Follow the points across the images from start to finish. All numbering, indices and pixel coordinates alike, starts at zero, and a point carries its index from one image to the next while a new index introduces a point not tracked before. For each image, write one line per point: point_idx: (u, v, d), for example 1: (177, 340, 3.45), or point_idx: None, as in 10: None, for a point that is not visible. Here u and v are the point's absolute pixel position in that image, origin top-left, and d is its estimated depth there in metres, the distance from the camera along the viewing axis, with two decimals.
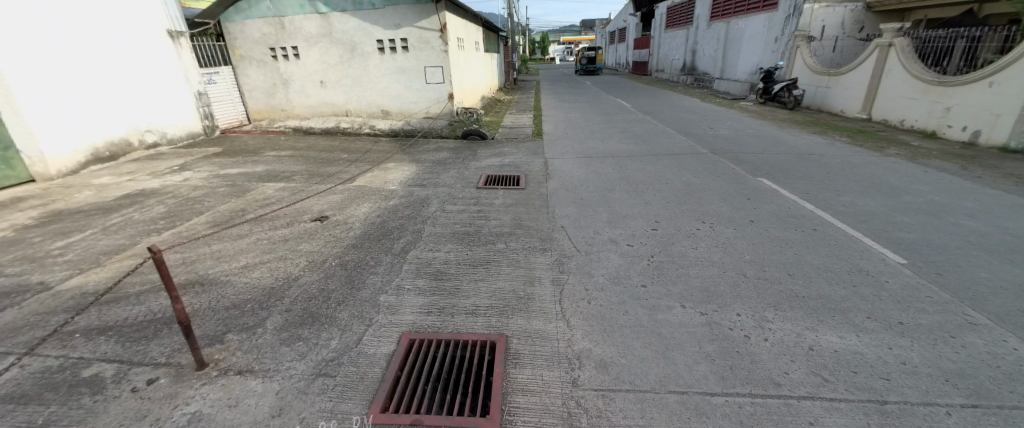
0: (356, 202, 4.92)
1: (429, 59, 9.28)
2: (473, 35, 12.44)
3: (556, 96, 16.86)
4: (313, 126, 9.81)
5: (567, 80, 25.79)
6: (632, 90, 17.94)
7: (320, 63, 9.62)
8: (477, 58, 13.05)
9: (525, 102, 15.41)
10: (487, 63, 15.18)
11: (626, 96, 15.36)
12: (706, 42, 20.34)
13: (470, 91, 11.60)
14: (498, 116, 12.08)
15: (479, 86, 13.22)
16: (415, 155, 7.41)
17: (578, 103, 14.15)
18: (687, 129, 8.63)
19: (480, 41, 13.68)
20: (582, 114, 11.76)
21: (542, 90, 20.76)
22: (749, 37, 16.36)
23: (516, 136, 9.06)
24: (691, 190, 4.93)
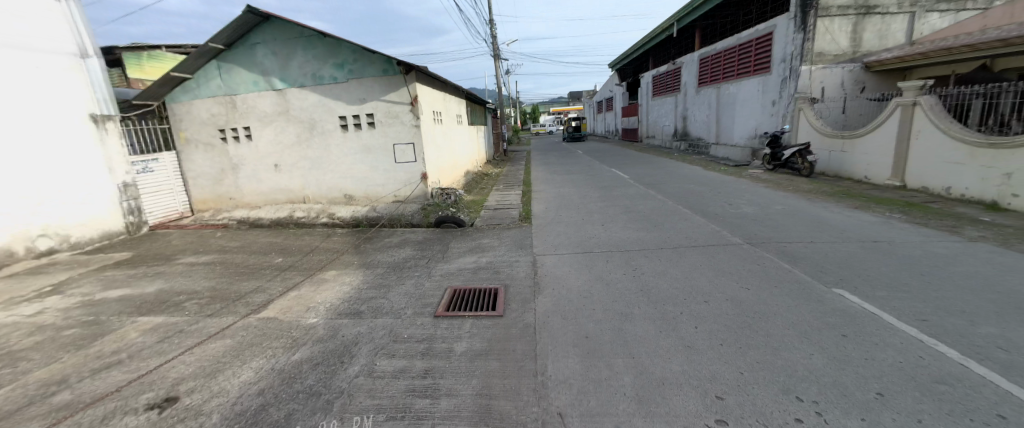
0: (243, 357, 3.27)
1: (398, 135, 8.01)
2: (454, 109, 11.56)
3: (547, 168, 15.79)
4: (262, 216, 8.35)
5: (558, 149, 25.18)
6: (626, 158, 16.99)
7: (274, 144, 8.42)
8: (458, 132, 12.04)
9: (514, 176, 14.27)
10: (471, 136, 14.31)
11: (620, 165, 14.30)
12: (696, 108, 20.17)
13: (449, 168, 10.35)
14: (483, 194, 10.78)
15: (461, 161, 12.08)
16: (368, 255, 5.85)
17: (571, 175, 12.99)
18: (702, 207, 7.24)
19: (462, 113, 12.82)
20: (576, 189, 10.49)
21: (532, 160, 19.95)
22: (744, 100, 15.83)
23: (499, 221, 7.62)
24: (747, 313, 3.40)
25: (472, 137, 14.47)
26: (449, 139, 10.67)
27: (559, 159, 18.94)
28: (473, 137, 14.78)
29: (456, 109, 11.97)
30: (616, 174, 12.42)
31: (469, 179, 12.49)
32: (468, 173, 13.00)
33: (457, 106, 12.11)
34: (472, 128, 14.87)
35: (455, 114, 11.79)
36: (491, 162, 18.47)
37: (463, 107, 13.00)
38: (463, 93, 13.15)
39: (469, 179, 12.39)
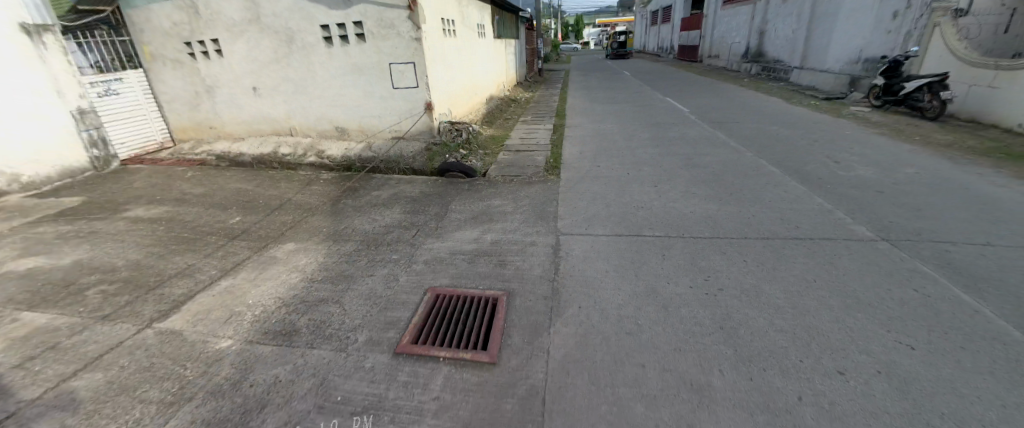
0: (91, 424, 2.17)
1: (394, 52, 6.44)
2: (475, 18, 9.51)
3: (587, 94, 13.55)
4: (243, 152, 7.44)
5: (602, 70, 22.13)
6: (682, 83, 14.32)
7: (250, 62, 7.13)
8: (481, 47, 10.10)
9: (547, 104, 12.23)
10: (497, 53, 12.17)
11: (674, 94, 11.90)
12: (782, 21, 16.52)
13: (466, 92, 8.72)
14: (506, 128, 9.09)
15: (484, 85, 10.29)
16: (344, 218, 4.62)
17: (616, 105, 10.85)
18: (790, 166, 5.37)
19: (486, 23, 10.73)
20: (621, 126, 8.57)
21: (571, 83, 17.49)
22: (850, 12, 12.63)
23: (517, 170, 6.06)
24: (933, 417, 1.95)
25: (499, 53, 12.34)
26: (467, 56, 8.90)
27: (602, 83, 16.40)
28: (501, 54, 12.64)
29: (479, 18, 9.91)
30: (669, 106, 10.22)
31: (493, 107, 10.67)
32: (492, 100, 11.12)
33: (480, 14, 10.03)
34: (501, 44, 12.68)
35: (477, 23, 9.74)
36: (523, 84, 16.20)
37: (488, 15, 10.81)
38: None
39: (492, 108, 10.60)
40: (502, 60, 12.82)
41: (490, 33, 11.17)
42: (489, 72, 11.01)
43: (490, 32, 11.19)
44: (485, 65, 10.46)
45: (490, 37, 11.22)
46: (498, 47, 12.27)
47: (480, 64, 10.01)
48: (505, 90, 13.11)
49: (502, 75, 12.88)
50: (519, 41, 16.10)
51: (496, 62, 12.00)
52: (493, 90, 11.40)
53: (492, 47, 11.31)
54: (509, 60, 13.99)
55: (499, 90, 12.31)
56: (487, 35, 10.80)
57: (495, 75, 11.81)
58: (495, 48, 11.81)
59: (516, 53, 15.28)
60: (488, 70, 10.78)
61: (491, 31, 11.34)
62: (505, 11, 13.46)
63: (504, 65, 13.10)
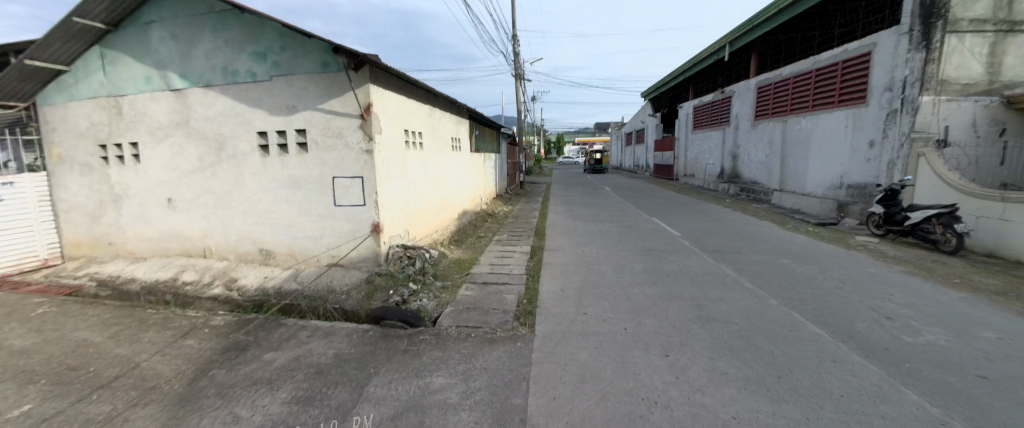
0: None
1: (338, 166, 5.36)
2: (448, 131, 8.90)
3: (568, 210, 12.79)
4: (136, 276, 5.81)
5: (582, 184, 22.23)
6: (666, 202, 13.85)
7: (169, 170, 5.83)
8: (453, 159, 9.33)
9: (527, 220, 11.27)
10: (474, 166, 11.52)
11: (660, 214, 11.18)
12: (753, 146, 17.05)
13: (430, 206, 7.58)
14: (477, 249, 7.81)
15: (455, 197, 9.30)
16: (193, 415, 2.94)
17: (600, 225, 9.92)
18: (835, 327, 4.08)
19: (462, 136, 10.19)
20: (609, 251, 7.43)
21: (551, 197, 17.08)
22: (820, 141, 12.84)
23: (478, 315, 4.59)
24: None
25: (475, 165, 11.73)
26: (436, 168, 8.00)
27: (583, 198, 15.92)
28: (478, 168, 12.05)
29: (453, 131, 9.31)
30: (658, 227, 9.33)
31: (464, 224, 9.53)
32: (464, 216, 10.07)
33: (455, 126, 9.49)
34: (477, 156, 12.14)
35: (450, 135, 9.08)
36: (502, 197, 15.58)
37: (463, 129, 10.33)
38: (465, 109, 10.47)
39: (463, 225, 9.46)
40: (479, 172, 12.19)
41: (466, 145, 10.60)
42: (463, 184, 10.14)
43: (466, 144, 10.62)
44: (458, 178, 9.59)
45: (466, 149, 10.63)
46: (474, 160, 11.67)
47: (452, 175, 9.11)
48: (480, 204, 12.22)
49: (479, 186, 12.10)
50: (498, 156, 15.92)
51: (473, 174, 11.30)
52: (466, 203, 10.42)
53: (467, 160, 10.63)
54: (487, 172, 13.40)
55: (475, 204, 11.39)
56: (462, 147, 10.19)
57: (471, 188, 10.97)
58: (471, 161, 11.19)
59: (495, 167, 14.91)
60: (461, 183, 9.91)
61: (467, 143, 10.77)
62: (483, 127, 13.31)
63: (481, 178, 12.45)
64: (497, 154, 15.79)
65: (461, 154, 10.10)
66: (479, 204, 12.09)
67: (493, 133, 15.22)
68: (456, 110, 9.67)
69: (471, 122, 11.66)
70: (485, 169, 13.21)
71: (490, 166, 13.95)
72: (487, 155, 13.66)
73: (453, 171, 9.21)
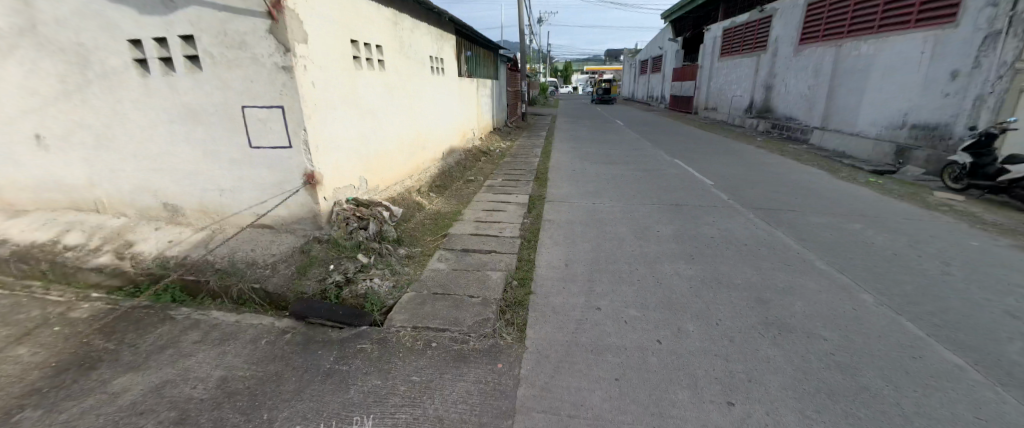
0: None
1: (249, 88, 3.78)
2: (425, 47, 7.04)
3: (575, 149, 11.16)
4: (7, 232, 4.47)
5: (591, 117, 20.17)
6: (688, 141, 12.09)
7: (25, 93, 4.32)
8: (435, 86, 7.60)
9: (527, 160, 9.68)
10: (464, 94, 9.72)
11: (683, 156, 9.55)
12: (792, 77, 14.92)
13: (402, 145, 6.10)
14: (462, 199, 6.38)
15: (438, 133, 7.72)
16: None
17: (613, 169, 8.37)
18: (967, 353, 2.75)
19: (447, 55, 8.31)
20: (625, 205, 6.00)
21: (556, 131, 15.29)
22: (881, 71, 10.78)
23: (447, 305, 3.27)
24: None
25: (467, 94, 9.93)
26: (410, 96, 6.35)
27: (593, 134, 14.12)
28: (470, 97, 10.25)
29: (433, 48, 7.46)
30: (683, 174, 7.79)
31: (450, 166, 8.01)
32: (451, 155, 8.51)
33: (436, 43, 7.61)
34: (469, 82, 10.26)
35: (429, 54, 7.25)
36: (501, 131, 13.83)
37: (448, 46, 8.42)
38: (450, 21, 8.44)
39: (450, 167, 7.96)
40: (471, 102, 10.39)
41: (452, 67, 8.74)
42: (450, 117, 8.48)
43: (453, 66, 8.74)
44: (442, 110, 7.93)
45: (454, 73, 8.79)
46: (465, 87, 9.84)
47: (433, 105, 7.44)
48: (473, 139, 10.58)
49: (472, 119, 10.39)
50: (497, 82, 13.88)
51: (463, 105, 9.56)
52: (455, 140, 8.86)
53: (454, 87, 8.86)
54: (483, 101, 11.54)
55: (466, 140, 9.78)
56: (447, 71, 8.36)
57: (460, 122, 9.31)
58: (461, 88, 9.38)
59: (493, 96, 12.98)
60: (447, 115, 8.26)
61: (455, 65, 8.90)
62: (477, 47, 11.21)
63: (474, 110, 10.67)
64: (496, 80, 13.76)
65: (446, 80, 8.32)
66: (472, 140, 10.45)
67: (491, 54, 13.05)
68: (438, 21, 7.71)
69: (461, 39, 9.64)
70: (480, 99, 11.35)
71: (485, 94, 12.04)
72: (483, 81, 11.70)
73: (435, 101, 7.53)
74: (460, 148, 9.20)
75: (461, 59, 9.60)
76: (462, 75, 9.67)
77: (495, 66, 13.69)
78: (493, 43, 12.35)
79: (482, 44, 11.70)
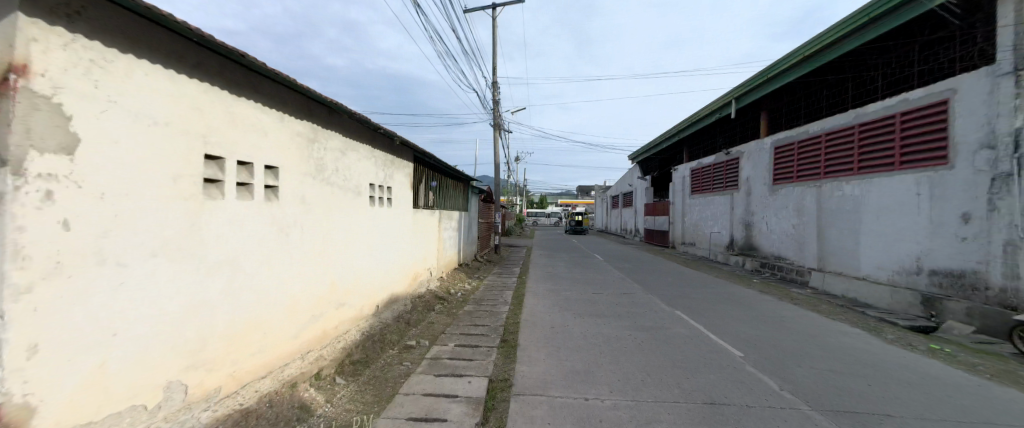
0: None
1: None
2: (364, 173, 5.56)
3: (553, 291, 9.31)
4: None
5: (568, 250, 19.04)
6: (682, 283, 10.52)
7: None
8: (375, 218, 5.90)
9: (494, 309, 7.63)
10: (421, 226, 8.10)
11: (685, 308, 7.77)
12: (773, 215, 14.46)
13: (302, 306, 4.03)
14: (383, 392, 4.09)
15: (372, 279, 5.74)
16: None
17: (603, 328, 6.41)
18: None
19: (399, 183, 6.91)
20: (635, 404, 3.87)
21: (532, 267, 13.70)
22: (876, 211, 10.07)
23: None
24: None
25: (424, 227, 8.30)
26: (324, 235, 4.50)
27: (571, 271, 12.47)
28: (429, 230, 8.62)
29: (378, 175, 6.02)
30: (695, 337, 5.91)
31: (385, 325, 5.82)
32: (391, 307, 6.41)
33: (383, 168, 6.22)
34: (430, 214, 8.77)
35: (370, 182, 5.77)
36: (468, 267, 12.04)
37: (403, 173, 7.06)
38: (408, 146, 7.27)
39: (384, 327, 5.78)
40: (430, 235, 8.71)
41: (406, 196, 7.26)
42: (394, 256, 6.63)
43: (407, 196, 7.30)
44: (382, 248, 6.10)
45: (407, 202, 7.28)
46: (423, 219, 8.28)
47: (367, 243, 5.63)
48: (431, 278, 8.63)
49: (430, 255, 8.59)
50: (467, 214, 12.62)
51: (418, 240, 7.84)
52: (400, 285, 6.87)
53: (406, 219, 7.22)
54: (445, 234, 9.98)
55: (418, 282, 7.80)
56: (397, 200, 6.81)
57: (411, 260, 7.45)
58: (416, 220, 7.78)
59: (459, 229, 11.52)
60: (389, 254, 6.41)
61: (410, 194, 7.42)
62: (444, 177, 10.11)
63: (434, 245, 8.95)
64: (465, 212, 12.54)
65: (394, 209, 6.70)
66: (429, 281, 8.49)
67: (461, 185, 12.02)
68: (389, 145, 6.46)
69: (423, 168, 8.47)
70: (443, 233, 9.78)
71: (451, 226, 10.57)
72: (449, 213, 10.32)
73: (371, 238, 5.73)
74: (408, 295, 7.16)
75: (422, 189, 8.28)
76: (422, 206, 8.21)
77: (465, 197, 12.59)
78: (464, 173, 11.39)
79: (450, 174, 10.66)
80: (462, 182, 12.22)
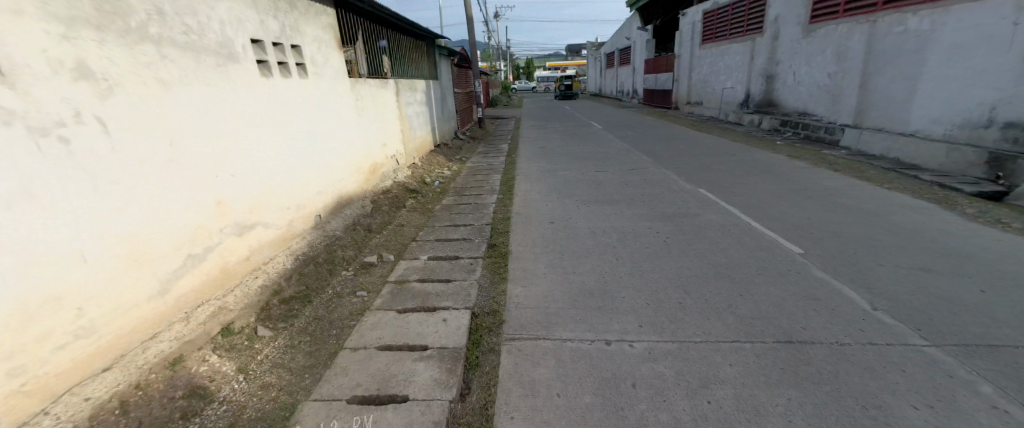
0: None
1: None
2: (231, 26, 3.54)
3: (546, 172, 7.83)
4: None
5: (563, 120, 17.08)
6: (698, 153, 9.02)
7: None
8: (277, 97, 4.09)
9: (478, 201, 6.22)
10: (371, 101, 6.19)
11: (708, 186, 6.40)
12: (803, 64, 12.20)
13: (149, 243, 2.62)
14: (321, 351, 2.87)
15: (293, 183, 4.21)
16: None
17: (611, 220, 5.07)
18: None
19: (316, 41, 4.83)
20: (681, 349, 2.66)
21: (523, 141, 12.02)
22: (946, 49, 8.03)
23: None
24: None
25: (376, 102, 6.40)
26: (168, 137, 2.85)
27: (568, 144, 10.79)
28: (385, 107, 6.73)
29: (266, 25, 3.98)
30: (730, 229, 4.62)
31: (334, 239, 4.48)
32: (341, 215, 4.97)
33: (275, 15, 4.13)
34: (383, 85, 6.73)
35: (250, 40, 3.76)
36: (449, 148, 10.34)
37: (317, 27, 4.89)
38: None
39: (333, 241, 4.44)
40: (388, 113, 6.84)
41: (335, 61, 5.21)
42: (330, 147, 4.97)
43: (336, 61, 5.23)
44: (301, 138, 4.42)
45: (338, 69, 5.27)
46: (373, 92, 6.32)
47: (269, 134, 3.94)
48: (399, 166, 7.05)
49: (392, 138, 6.86)
50: (437, 83, 10.37)
51: (368, 120, 6.04)
52: (350, 182, 5.35)
53: (342, 93, 5.32)
54: (411, 110, 8.04)
55: (379, 173, 6.26)
56: (317, 67, 4.83)
57: (362, 149, 5.78)
58: (361, 95, 5.86)
59: (430, 102, 9.47)
60: (318, 145, 4.75)
61: (340, 59, 5.35)
62: (393, 34, 7.70)
63: (397, 125, 7.14)
64: (435, 81, 10.29)
65: (315, 80, 4.77)
66: (396, 171, 6.93)
67: (421, 45, 9.55)
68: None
69: (354, 20, 6.14)
70: (408, 108, 7.84)
71: (418, 99, 8.56)
72: (411, 84, 8.19)
73: (274, 126, 4.02)
74: (364, 192, 5.69)
75: (360, 52, 6.11)
76: (365, 77, 6.18)
77: (431, 61, 10.18)
78: (423, 28, 8.86)
79: (402, 30, 8.18)
80: (423, 42, 9.71)
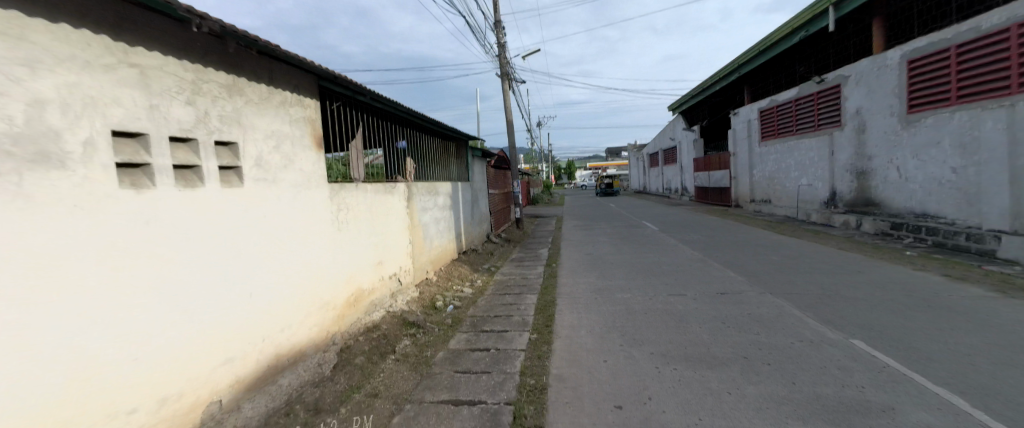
0: None
1: None
2: (70, 112, 1.95)
3: (600, 295, 5.74)
4: None
5: (610, 218, 15.37)
6: (807, 271, 6.65)
7: None
8: (181, 213, 2.48)
9: (499, 345, 4.16)
10: (364, 210, 4.68)
11: (866, 336, 4.02)
12: (909, 159, 9.82)
13: None
14: None
15: (178, 359, 2.40)
16: None
17: (732, 415, 2.79)
18: None
19: (273, 138, 3.40)
20: None
21: (566, 244, 10.25)
22: None
23: None
24: None
25: (374, 211, 4.90)
26: None
27: (622, 251, 8.75)
28: (387, 216, 5.21)
29: (166, 119, 2.47)
30: None
31: None
32: (271, 385, 3.04)
33: (195, 105, 2.69)
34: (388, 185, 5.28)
35: (115, 131, 2.17)
36: (477, 255, 8.69)
37: (275, 119, 3.46)
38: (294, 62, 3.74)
39: None
40: (391, 223, 5.30)
41: (303, 159, 3.75)
42: (277, 282, 3.28)
43: (305, 160, 3.77)
44: (219, 274, 2.73)
45: (310, 170, 3.82)
46: (371, 198, 4.85)
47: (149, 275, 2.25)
48: (399, 290, 5.28)
49: (391, 255, 5.21)
50: (466, 182, 9.06)
51: (354, 235, 4.44)
52: (303, 332, 3.53)
53: (314, 204, 3.79)
54: (429, 214, 6.52)
55: (361, 308, 4.44)
56: (270, 168, 3.33)
57: (336, 278, 4.07)
58: (348, 201, 4.37)
59: (456, 202, 8.03)
60: (256, 281, 3.06)
61: (314, 158, 3.92)
62: (412, 130, 6.58)
63: (403, 237, 5.56)
64: (464, 181, 9.02)
65: (268, 185, 3.26)
66: (394, 295, 5.19)
67: (450, 142, 8.47)
68: (209, 53, 2.84)
69: (360, 113, 4.98)
70: (423, 213, 6.33)
71: (439, 200, 7.10)
72: (431, 186, 6.79)
73: (164, 260, 2.35)
74: (327, 342, 3.82)
75: (360, 149, 4.83)
76: (363, 180, 4.80)
77: (461, 159, 9.02)
78: (451, 124, 7.81)
79: (424, 127, 7.10)
80: (453, 139, 8.65)
